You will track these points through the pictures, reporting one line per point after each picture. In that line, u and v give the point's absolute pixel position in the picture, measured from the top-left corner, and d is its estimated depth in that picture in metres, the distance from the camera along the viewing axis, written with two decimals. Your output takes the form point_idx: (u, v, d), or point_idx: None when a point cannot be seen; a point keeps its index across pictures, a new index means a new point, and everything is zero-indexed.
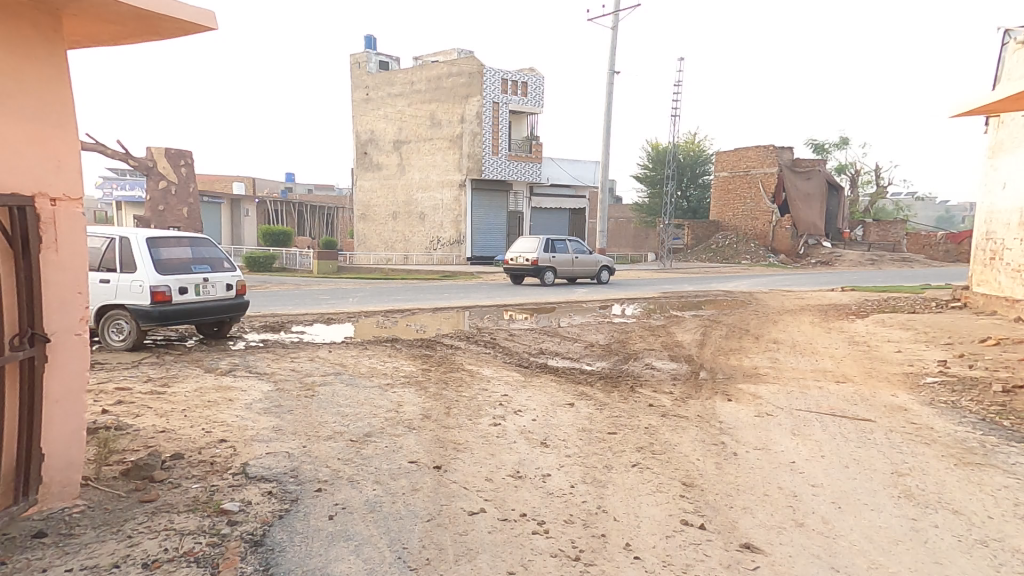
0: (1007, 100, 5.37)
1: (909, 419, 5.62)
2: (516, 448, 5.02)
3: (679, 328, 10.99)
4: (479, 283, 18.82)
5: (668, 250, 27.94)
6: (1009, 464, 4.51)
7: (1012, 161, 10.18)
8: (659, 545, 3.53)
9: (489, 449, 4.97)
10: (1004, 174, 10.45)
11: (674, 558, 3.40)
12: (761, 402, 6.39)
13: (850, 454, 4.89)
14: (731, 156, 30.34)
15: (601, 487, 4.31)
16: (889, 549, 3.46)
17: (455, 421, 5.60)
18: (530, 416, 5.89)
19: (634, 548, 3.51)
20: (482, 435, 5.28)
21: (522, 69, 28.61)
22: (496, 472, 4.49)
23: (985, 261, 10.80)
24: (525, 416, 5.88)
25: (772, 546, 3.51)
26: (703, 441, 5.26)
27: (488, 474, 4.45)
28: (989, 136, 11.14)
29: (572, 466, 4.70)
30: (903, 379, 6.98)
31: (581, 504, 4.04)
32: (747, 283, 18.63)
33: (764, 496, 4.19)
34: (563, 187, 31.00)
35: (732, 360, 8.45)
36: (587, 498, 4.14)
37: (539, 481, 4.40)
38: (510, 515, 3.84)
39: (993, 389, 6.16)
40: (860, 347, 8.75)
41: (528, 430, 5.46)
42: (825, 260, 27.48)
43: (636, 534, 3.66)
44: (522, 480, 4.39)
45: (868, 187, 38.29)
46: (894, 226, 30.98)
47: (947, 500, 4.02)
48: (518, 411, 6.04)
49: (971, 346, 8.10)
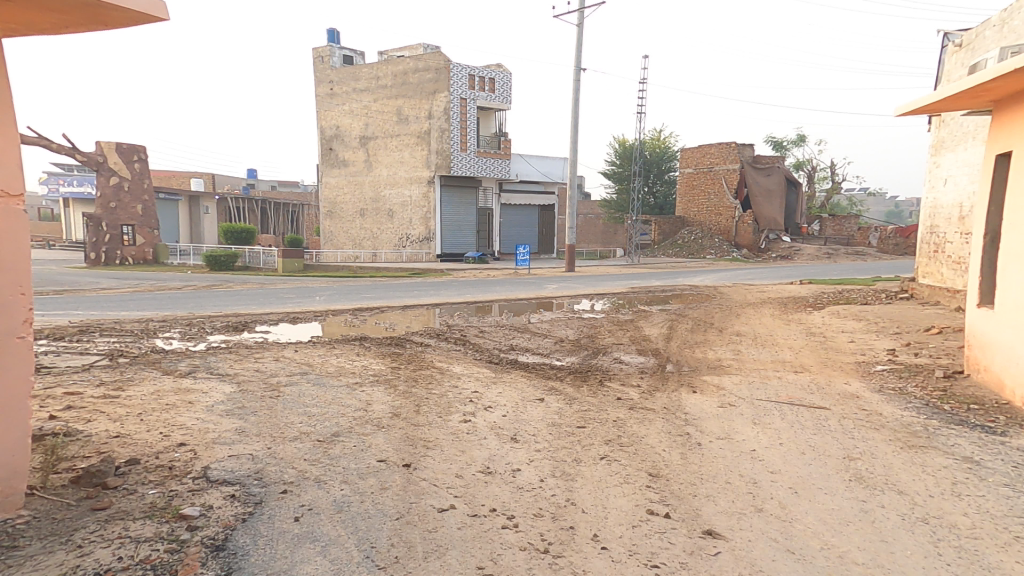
0: (948, 100, 5.66)
1: (860, 406, 5.86)
2: (486, 444, 5.04)
3: (647, 322, 11.22)
4: (448, 281, 18.78)
5: (635, 245, 28.25)
6: (948, 446, 4.74)
7: (952, 159, 10.68)
8: (625, 536, 3.60)
9: (459, 445, 4.98)
10: (945, 170, 10.95)
11: (639, 547, 3.47)
12: (725, 393, 6.58)
13: (807, 441, 5.09)
14: (695, 152, 30.95)
15: (570, 480, 4.37)
16: (841, 530, 3.61)
17: (425, 419, 5.59)
18: (501, 412, 5.92)
19: (601, 538, 3.57)
20: (452, 432, 5.29)
21: (491, 65, 28.52)
22: (466, 469, 4.50)
23: (929, 254, 11.31)
24: (496, 412, 5.92)
25: (733, 532, 3.63)
26: (670, 432, 5.39)
27: (458, 471, 4.46)
28: (931, 134, 11.66)
29: (542, 461, 4.74)
30: (855, 368, 7.29)
31: (551, 498, 4.10)
32: (708, 277, 19.08)
33: (726, 484, 4.31)
34: (533, 184, 31.08)
35: (697, 352, 8.67)
36: (556, 492, 4.19)
37: (510, 476, 4.43)
38: (480, 511, 3.86)
39: (935, 375, 6.49)
40: (816, 337, 9.11)
41: (498, 426, 5.49)
42: (785, 254, 28.23)
43: (604, 525, 3.73)
44: (492, 476, 4.41)
45: (824, 183, 39.71)
46: (848, 221, 32.29)
47: (893, 481, 4.22)
48: (488, 407, 6.06)
49: (915, 335, 8.51)
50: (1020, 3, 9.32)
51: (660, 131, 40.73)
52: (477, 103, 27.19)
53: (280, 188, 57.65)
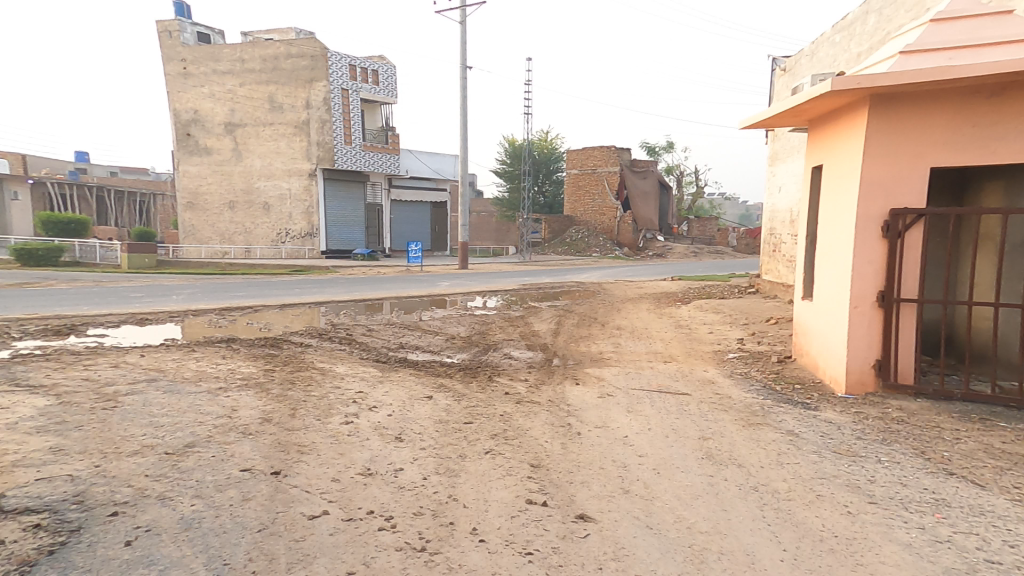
0: (779, 116, 6.34)
1: (715, 390, 6.43)
2: (368, 445, 4.84)
3: (536, 317, 11.53)
4: (332, 278, 17.92)
5: (526, 243, 28.92)
6: (778, 421, 5.34)
7: (785, 169, 12.07)
8: (504, 527, 3.63)
9: (338, 449, 4.74)
10: (780, 179, 12.36)
11: (515, 537, 3.51)
12: (604, 384, 6.92)
13: (671, 425, 5.48)
14: (579, 154, 31.79)
15: (454, 477, 4.33)
16: (690, 503, 3.89)
17: (301, 423, 5.26)
18: (386, 412, 5.74)
19: (479, 531, 3.58)
20: (331, 435, 5.02)
21: (371, 58, 28.15)
22: (343, 472, 4.30)
23: (770, 253, 12.72)
24: (381, 412, 5.73)
25: (602, 514, 3.78)
26: (552, 423, 5.55)
27: (335, 475, 4.24)
28: (768, 146, 13.08)
29: (426, 459, 4.66)
30: (713, 356, 8.00)
31: (432, 495, 4.03)
32: (592, 274, 20.00)
33: (600, 470, 4.52)
34: (423, 180, 30.68)
35: (582, 346, 9.04)
36: (438, 489, 4.14)
37: (392, 476, 4.30)
38: (356, 515, 3.70)
39: (771, 360, 7.32)
40: (683, 329, 9.89)
41: (382, 426, 5.31)
42: (659, 252, 30.54)
43: (483, 518, 3.73)
44: (372, 477, 4.25)
45: (690, 188, 43.42)
46: (711, 222, 35.57)
47: (735, 456, 4.66)
48: (373, 407, 5.85)
49: (758, 325, 9.57)
50: (827, 37, 10.80)
51: (546, 133, 41.93)
52: (360, 95, 26.58)
53: (123, 175, 51.48)
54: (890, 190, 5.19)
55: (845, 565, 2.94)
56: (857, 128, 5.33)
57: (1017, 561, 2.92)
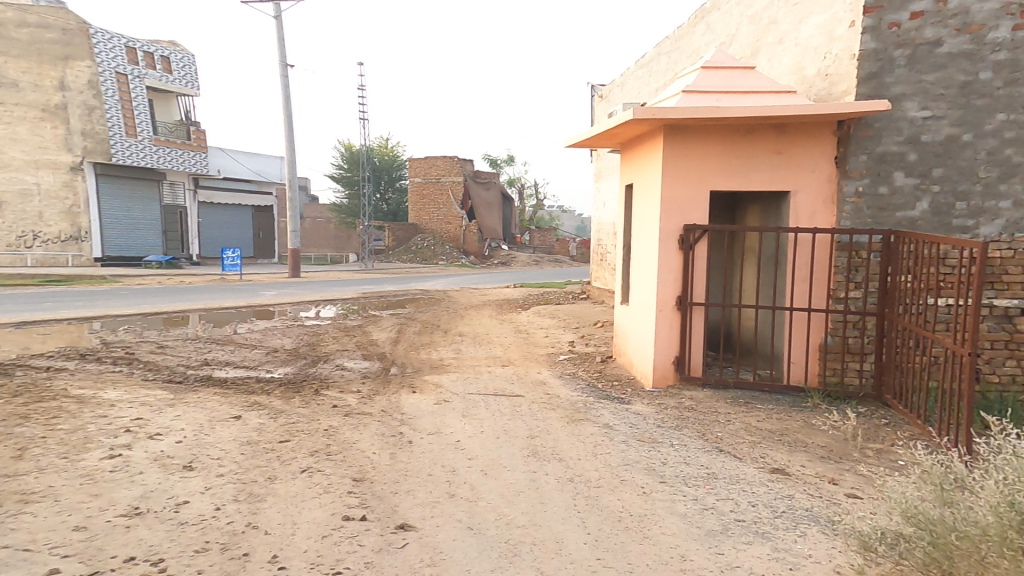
0: (597, 137, 6.85)
1: (546, 391, 6.70)
2: (144, 479, 4.07)
3: (375, 326, 11.06)
4: (122, 290, 15.31)
5: (368, 250, 27.93)
6: (597, 416, 5.68)
7: (608, 186, 13.24)
8: (311, 549, 3.28)
9: (98, 488, 3.91)
10: (605, 195, 13.52)
11: (325, 558, 3.20)
12: (441, 390, 6.81)
13: (502, 426, 5.54)
14: (423, 163, 31.74)
15: (257, 502, 3.84)
16: (512, 500, 3.90)
17: (46, 463, 4.26)
18: (181, 437, 4.96)
19: (281, 558, 3.19)
20: (88, 473, 4.10)
21: (160, 42, 24.61)
22: (104, 515, 3.55)
23: (598, 262, 13.84)
24: (167, 438, 4.90)
25: (424, 521, 3.61)
26: (383, 434, 5.27)
27: (91, 520, 3.48)
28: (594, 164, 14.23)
29: (223, 486, 4.07)
30: (546, 358, 8.37)
31: (225, 527, 3.51)
32: (437, 282, 19.91)
33: (428, 477, 4.36)
34: (236, 182, 28.01)
35: (422, 353, 8.85)
36: (234, 518, 3.62)
37: (170, 512, 3.66)
38: (110, 565, 3.05)
39: (595, 360, 7.87)
40: (522, 334, 10.24)
41: (165, 456, 4.52)
42: (504, 260, 31.71)
43: (288, 543, 3.35)
44: (141, 517, 3.57)
45: (531, 201, 45.78)
46: (550, 233, 37.89)
47: (556, 451, 4.84)
48: (156, 435, 4.99)
49: (589, 328, 10.29)
50: (633, 71, 12.08)
51: (384, 142, 39.43)
52: (145, 82, 23.11)
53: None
54: (682, 210, 5.82)
55: (635, 540, 3.15)
56: (657, 153, 5.90)
57: (755, 517, 3.30)
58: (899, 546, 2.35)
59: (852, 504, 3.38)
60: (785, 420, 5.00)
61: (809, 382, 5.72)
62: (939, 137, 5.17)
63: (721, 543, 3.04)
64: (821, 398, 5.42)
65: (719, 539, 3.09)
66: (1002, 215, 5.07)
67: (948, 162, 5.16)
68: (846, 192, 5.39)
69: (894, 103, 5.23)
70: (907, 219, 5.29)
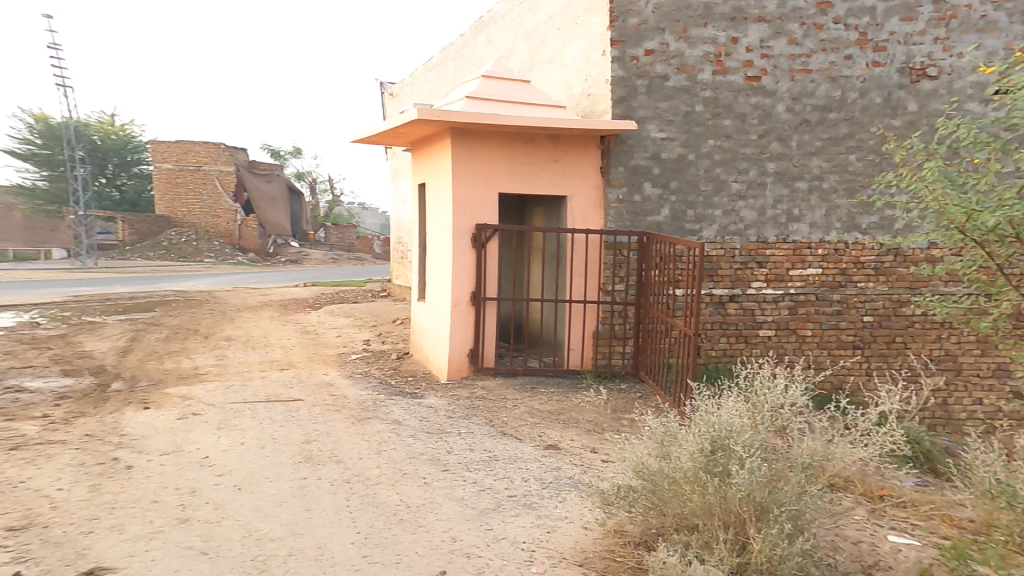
0: (385, 134, 6.78)
1: (331, 393, 6.34)
2: None
3: (89, 337, 9.06)
4: None
5: (87, 246, 22.99)
6: (385, 413, 5.52)
7: (405, 184, 13.25)
8: None
9: None
10: (402, 193, 13.49)
11: None
12: (189, 403, 5.87)
13: (270, 434, 4.96)
14: (175, 147, 26.37)
15: None
16: (269, 513, 3.48)
17: None
18: None
19: None
20: None
21: None
22: None
23: (400, 260, 13.83)
24: None
25: (130, 559, 2.93)
26: (82, 464, 4.18)
27: None
28: (389, 163, 14.11)
29: None
30: (336, 359, 8.01)
31: None
32: (206, 283, 17.47)
33: (150, 505, 3.57)
34: None
35: (164, 363, 7.65)
36: None
37: None
38: None
39: (392, 357, 7.87)
40: (308, 336, 9.64)
41: None
42: (293, 259, 28.32)
43: None
44: None
45: (326, 195, 43.48)
46: (349, 230, 36.31)
47: (335, 453, 4.49)
48: None
49: (387, 326, 10.17)
50: (422, 71, 12.22)
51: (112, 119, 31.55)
52: None
53: None
54: (473, 208, 6.09)
55: (407, 531, 3.21)
56: (446, 152, 6.08)
57: (526, 491, 3.64)
58: (628, 496, 2.87)
59: (604, 468, 3.94)
60: (563, 401, 5.58)
61: (585, 365, 6.42)
62: (673, 155, 6.22)
63: (491, 519, 3.30)
64: (594, 378, 6.14)
65: (490, 516, 3.34)
66: (716, 221, 6.31)
67: (680, 176, 6.24)
68: (610, 199, 6.21)
69: (640, 125, 6.17)
70: (654, 224, 6.28)
